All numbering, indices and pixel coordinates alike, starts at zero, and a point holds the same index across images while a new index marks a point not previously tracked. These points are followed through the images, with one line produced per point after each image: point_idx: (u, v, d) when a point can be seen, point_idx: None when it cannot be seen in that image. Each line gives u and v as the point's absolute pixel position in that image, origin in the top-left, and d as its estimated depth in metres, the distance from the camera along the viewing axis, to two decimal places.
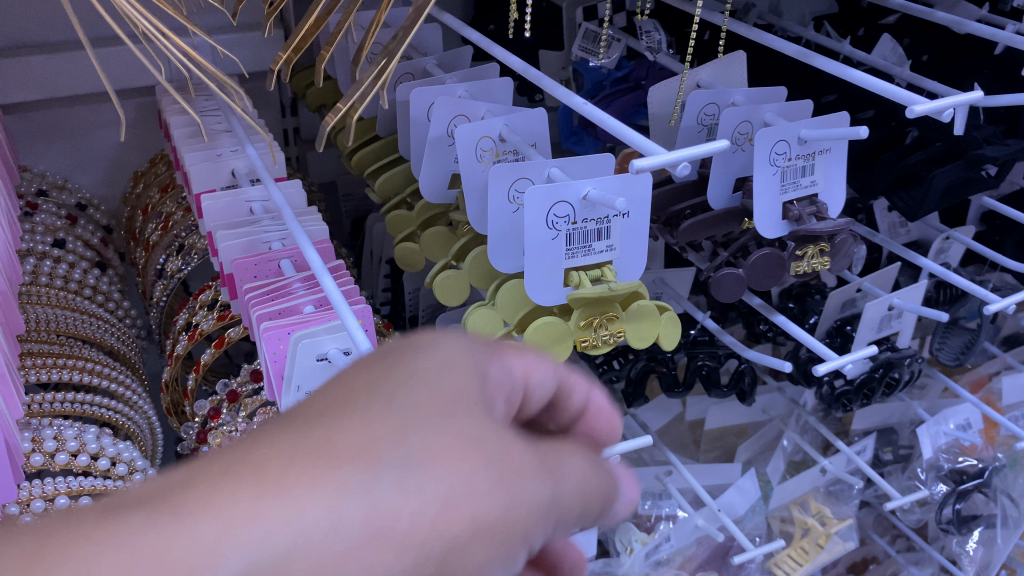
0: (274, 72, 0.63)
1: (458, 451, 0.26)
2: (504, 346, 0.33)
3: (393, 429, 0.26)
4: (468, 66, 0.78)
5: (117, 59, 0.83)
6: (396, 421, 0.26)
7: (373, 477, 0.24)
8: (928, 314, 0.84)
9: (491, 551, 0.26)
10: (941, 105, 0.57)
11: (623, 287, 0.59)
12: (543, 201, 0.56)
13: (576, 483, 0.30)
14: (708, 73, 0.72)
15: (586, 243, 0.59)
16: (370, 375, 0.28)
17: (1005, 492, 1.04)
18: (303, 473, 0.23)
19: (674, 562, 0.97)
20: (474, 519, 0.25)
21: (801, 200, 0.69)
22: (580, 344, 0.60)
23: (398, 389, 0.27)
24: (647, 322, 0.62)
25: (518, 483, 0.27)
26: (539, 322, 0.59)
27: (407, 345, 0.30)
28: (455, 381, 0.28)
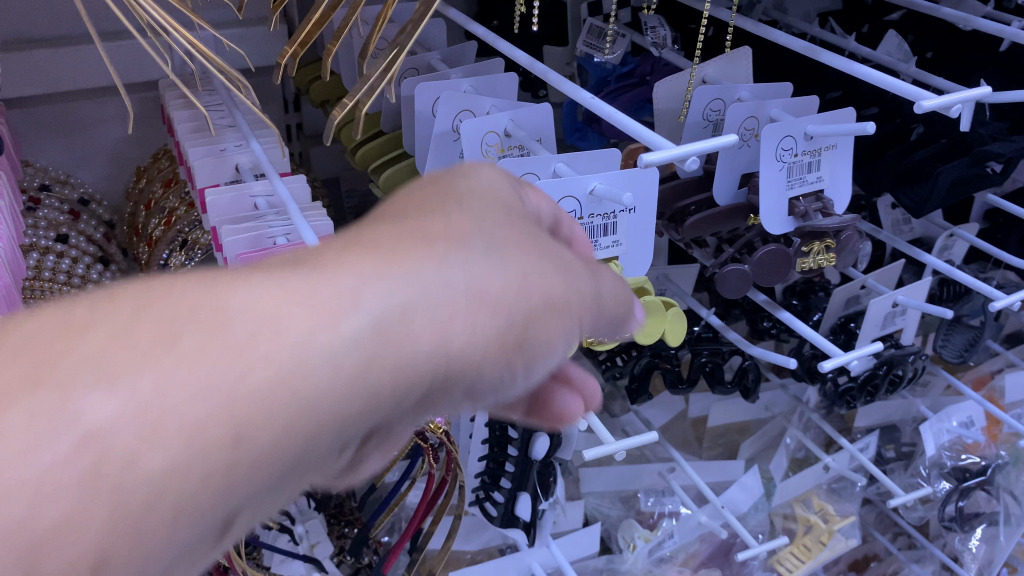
0: (281, 67, 0.63)
1: (522, 241, 0.34)
2: (527, 185, 0.42)
3: (472, 223, 0.34)
4: (473, 61, 0.78)
5: (121, 52, 0.83)
6: (470, 217, 0.34)
7: (464, 251, 0.32)
8: (932, 310, 0.84)
9: (560, 321, 0.35)
10: (949, 101, 0.56)
11: None
12: (549, 196, 0.56)
13: (613, 290, 0.38)
14: (713, 68, 0.72)
15: (592, 239, 0.59)
16: (436, 198, 0.36)
17: (1008, 490, 1.04)
18: (415, 249, 0.31)
19: (678, 558, 0.97)
20: (540, 291, 0.33)
21: (806, 197, 0.69)
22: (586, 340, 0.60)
23: (462, 199, 0.36)
24: (654, 317, 0.62)
25: (571, 273, 0.35)
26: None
27: (460, 176, 0.38)
28: (504, 200, 0.37)
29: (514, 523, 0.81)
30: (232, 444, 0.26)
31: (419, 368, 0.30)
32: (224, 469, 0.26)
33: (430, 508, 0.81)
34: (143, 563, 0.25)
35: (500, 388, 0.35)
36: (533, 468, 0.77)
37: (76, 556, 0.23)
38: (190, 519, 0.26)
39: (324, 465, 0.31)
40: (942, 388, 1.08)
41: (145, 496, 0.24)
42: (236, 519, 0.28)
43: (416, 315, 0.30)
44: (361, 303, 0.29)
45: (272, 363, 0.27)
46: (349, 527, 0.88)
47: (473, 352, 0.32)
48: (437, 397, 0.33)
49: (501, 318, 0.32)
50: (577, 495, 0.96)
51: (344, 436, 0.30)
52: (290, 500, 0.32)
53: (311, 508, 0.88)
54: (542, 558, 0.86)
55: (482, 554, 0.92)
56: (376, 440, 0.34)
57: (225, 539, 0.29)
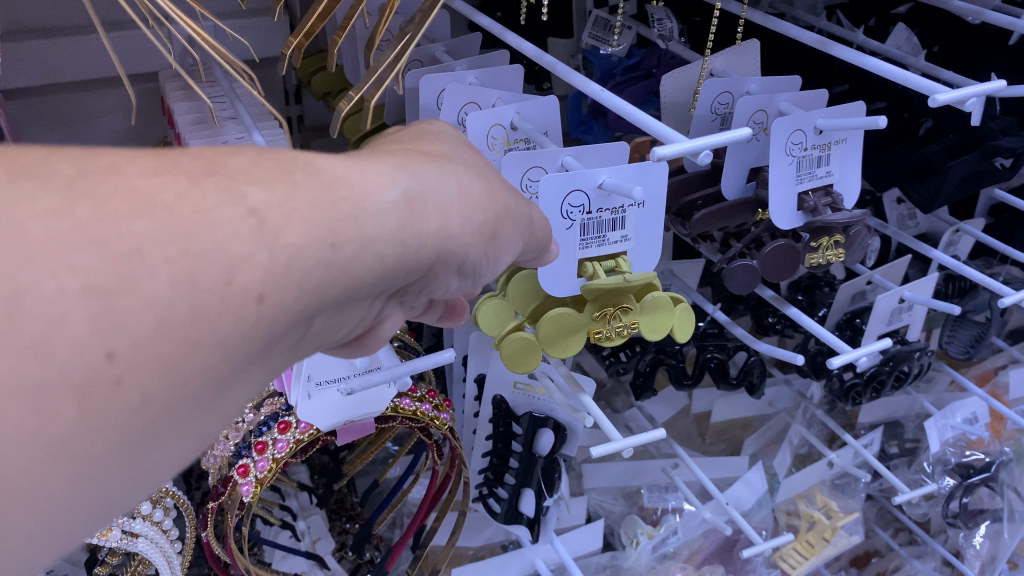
0: (285, 58, 0.62)
1: (481, 166, 0.42)
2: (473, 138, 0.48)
3: (445, 149, 0.41)
4: (477, 53, 0.77)
5: (124, 43, 0.82)
6: (441, 146, 0.41)
7: (450, 163, 0.39)
8: (939, 306, 0.83)
9: (513, 229, 0.42)
10: (964, 94, 0.56)
11: (637, 279, 0.57)
12: (556, 190, 0.55)
13: (540, 217, 0.46)
14: (721, 61, 0.71)
15: (600, 233, 0.58)
16: (415, 135, 0.43)
17: (1012, 486, 1.04)
18: (417, 157, 0.38)
19: (681, 555, 0.96)
20: (501, 199, 0.41)
21: (816, 191, 0.68)
22: (593, 335, 0.60)
23: (428, 137, 0.42)
24: (663, 312, 0.61)
25: (515, 194, 0.43)
26: (551, 317, 0.58)
27: (425, 125, 0.44)
28: (461, 141, 0.44)
29: (517, 519, 0.80)
30: (332, 247, 0.30)
31: (434, 239, 0.36)
32: (325, 263, 0.30)
33: (433, 504, 0.81)
34: (281, 316, 0.29)
35: (482, 270, 0.41)
36: (538, 463, 0.77)
37: (247, 284, 0.27)
38: (310, 295, 0.30)
39: (357, 310, 0.35)
40: (946, 384, 1.07)
41: (284, 261, 0.29)
42: (311, 327, 0.32)
43: (429, 200, 0.36)
44: (395, 181, 0.34)
45: (348, 187, 0.32)
46: (350, 523, 0.87)
47: (466, 233, 0.38)
48: (440, 270, 0.38)
49: (479, 213, 0.39)
50: (580, 491, 0.96)
51: (380, 288, 0.35)
52: (329, 339, 0.36)
53: (312, 504, 0.87)
54: (546, 555, 0.87)
55: (484, 551, 0.91)
56: (387, 300, 0.39)
57: (294, 353, 0.33)
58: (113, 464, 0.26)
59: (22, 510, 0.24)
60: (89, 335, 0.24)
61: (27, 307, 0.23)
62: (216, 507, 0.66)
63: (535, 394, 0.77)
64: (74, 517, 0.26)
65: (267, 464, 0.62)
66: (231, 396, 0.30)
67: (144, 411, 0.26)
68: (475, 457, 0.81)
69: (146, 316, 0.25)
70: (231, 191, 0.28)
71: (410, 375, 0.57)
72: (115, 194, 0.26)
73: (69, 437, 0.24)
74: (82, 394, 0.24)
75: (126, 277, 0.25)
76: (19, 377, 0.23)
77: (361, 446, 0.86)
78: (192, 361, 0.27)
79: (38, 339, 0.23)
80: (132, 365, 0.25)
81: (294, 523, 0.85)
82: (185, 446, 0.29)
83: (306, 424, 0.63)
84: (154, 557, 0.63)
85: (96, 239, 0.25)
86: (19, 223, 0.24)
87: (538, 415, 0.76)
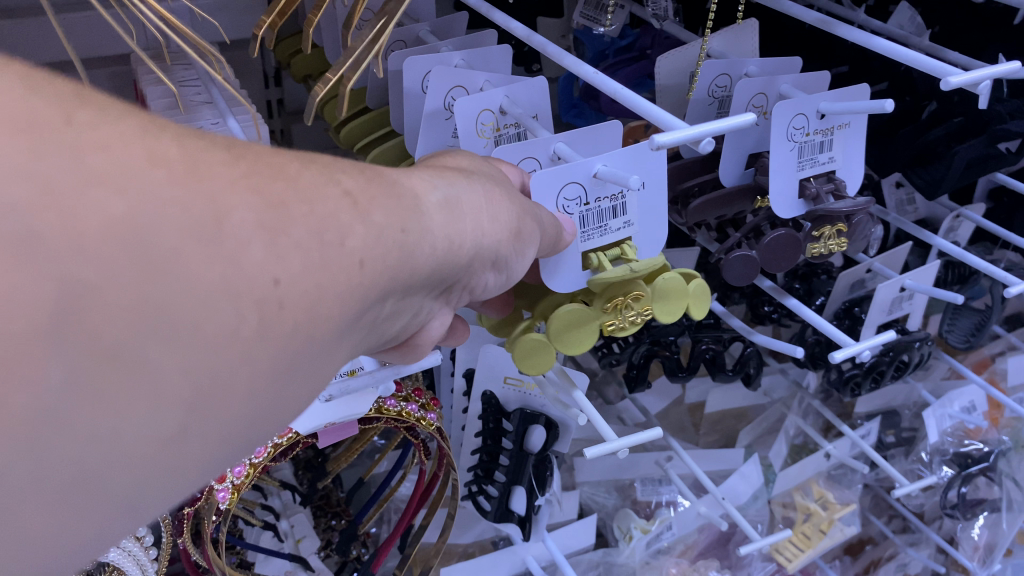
0: (257, 39, 0.57)
1: (496, 175, 0.46)
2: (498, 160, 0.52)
3: (470, 162, 0.46)
4: (464, 33, 0.73)
5: (83, 24, 0.76)
6: (465, 160, 0.46)
7: (473, 178, 0.43)
8: (940, 295, 0.80)
9: (535, 227, 0.46)
10: (977, 77, 0.53)
11: (644, 268, 0.54)
12: (551, 183, 0.52)
13: (552, 221, 0.49)
14: (719, 42, 0.68)
15: (601, 223, 0.55)
16: (442, 153, 0.47)
17: (1010, 475, 1.02)
18: (449, 172, 0.42)
19: (676, 550, 0.94)
20: (518, 202, 0.44)
21: (818, 177, 0.66)
22: (606, 327, 0.57)
23: (452, 155, 0.47)
24: (675, 294, 0.58)
25: (531, 204, 0.46)
26: (563, 317, 0.55)
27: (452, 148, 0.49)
28: (480, 157, 0.48)
29: (509, 517, 0.78)
30: (403, 234, 0.35)
31: (470, 238, 0.40)
32: (398, 249, 0.35)
33: (423, 501, 0.78)
34: (373, 284, 0.34)
35: (513, 266, 0.45)
36: (528, 461, 0.74)
37: (353, 249, 0.33)
38: (390, 273, 0.35)
39: (412, 303, 0.40)
40: (944, 372, 1.05)
41: (362, 235, 0.33)
42: (385, 306, 0.37)
43: (461, 203, 0.40)
44: (434, 186, 0.39)
45: (398, 186, 0.37)
46: (336, 520, 0.84)
47: (497, 232, 0.42)
48: (477, 267, 0.42)
49: (505, 214, 0.43)
50: (572, 484, 0.93)
51: (436, 277, 0.39)
52: (386, 333, 0.40)
53: (295, 502, 0.85)
54: (538, 552, 0.83)
55: (474, 548, 0.88)
56: (435, 301, 0.43)
57: (368, 336, 0.38)
58: (271, 380, 0.31)
59: (219, 400, 0.29)
60: (267, 257, 0.29)
61: (225, 230, 0.28)
62: (191, 513, 0.64)
63: (527, 390, 0.74)
64: (242, 427, 0.31)
65: (244, 470, 0.60)
66: (341, 351, 0.35)
67: (295, 339, 0.31)
68: (464, 455, 0.78)
69: (297, 254, 0.30)
70: (329, 177, 0.34)
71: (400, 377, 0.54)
72: (261, 161, 0.31)
73: (251, 344, 0.29)
74: (262, 306, 0.29)
75: (279, 221, 0.30)
76: (226, 285, 0.28)
77: (346, 443, 0.84)
78: (325, 306, 0.32)
79: (233, 255, 0.28)
80: (291, 290, 0.30)
81: (277, 522, 0.83)
82: (308, 390, 0.34)
83: (284, 429, 0.60)
84: (131, 569, 0.60)
85: (253, 188, 0.30)
86: (210, 167, 0.29)
87: (530, 410, 0.73)
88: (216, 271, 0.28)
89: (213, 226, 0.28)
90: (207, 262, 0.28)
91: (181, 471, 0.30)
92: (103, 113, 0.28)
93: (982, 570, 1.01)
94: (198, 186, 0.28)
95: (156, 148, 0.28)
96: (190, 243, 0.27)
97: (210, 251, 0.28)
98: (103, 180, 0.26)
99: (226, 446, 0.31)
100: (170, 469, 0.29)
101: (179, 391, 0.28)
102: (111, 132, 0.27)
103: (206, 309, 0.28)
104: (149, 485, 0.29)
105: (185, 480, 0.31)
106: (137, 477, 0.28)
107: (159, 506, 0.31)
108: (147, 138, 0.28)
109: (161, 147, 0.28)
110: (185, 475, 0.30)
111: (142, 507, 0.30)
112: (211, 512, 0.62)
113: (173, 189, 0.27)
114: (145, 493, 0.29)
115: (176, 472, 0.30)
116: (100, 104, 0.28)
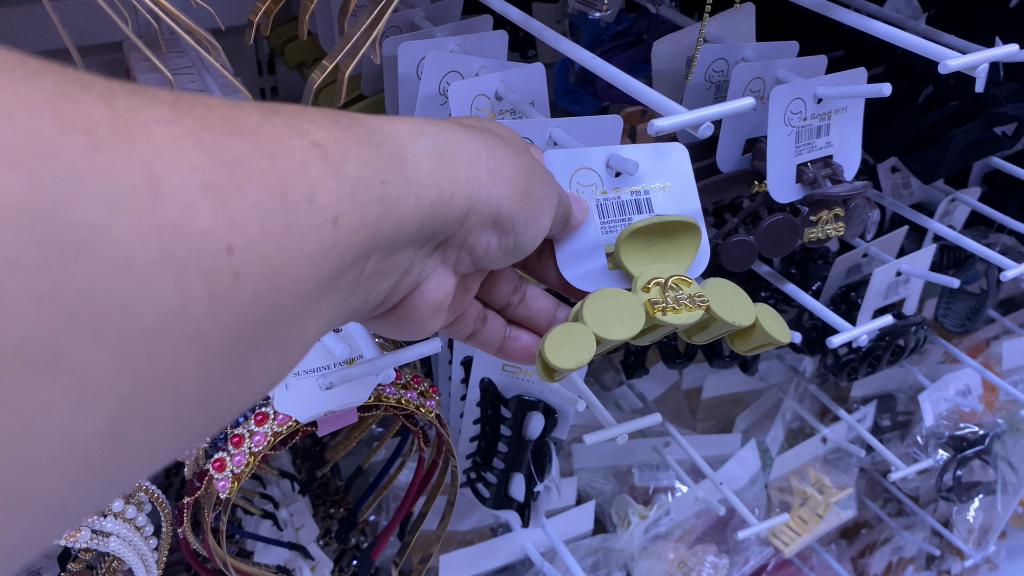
0: (253, 26, 0.57)
1: (508, 134, 0.48)
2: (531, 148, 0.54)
3: (479, 122, 0.48)
4: (458, 18, 0.72)
5: (71, 12, 0.75)
6: (477, 121, 0.48)
7: (470, 132, 0.44)
8: (936, 280, 0.80)
9: (546, 184, 0.47)
10: (975, 60, 0.53)
11: (676, 222, 0.51)
12: (562, 166, 0.54)
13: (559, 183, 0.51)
14: (715, 26, 0.67)
15: (624, 218, 0.55)
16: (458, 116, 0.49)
17: (1004, 458, 1.03)
18: (446, 124, 0.43)
19: (673, 534, 0.95)
20: (527, 159, 0.46)
21: (816, 162, 0.65)
22: (652, 303, 0.48)
23: (466, 117, 0.49)
24: (736, 299, 0.50)
25: (540, 163, 0.48)
26: (595, 294, 0.47)
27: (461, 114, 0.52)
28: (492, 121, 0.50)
29: (508, 504, 0.78)
30: (383, 184, 0.37)
31: (463, 187, 0.42)
32: (369, 213, 0.36)
33: (422, 488, 0.78)
34: (342, 248, 0.35)
35: (520, 229, 0.48)
36: (528, 448, 0.74)
37: (324, 207, 0.34)
38: (360, 234, 0.36)
39: (399, 260, 0.43)
40: (939, 356, 1.06)
41: (329, 206, 0.34)
42: (354, 271, 0.38)
43: (446, 171, 0.41)
44: (422, 133, 0.41)
45: (380, 148, 0.38)
46: (334, 508, 0.85)
47: (497, 188, 0.44)
48: (474, 224, 0.46)
49: (508, 170, 0.45)
50: (570, 471, 0.94)
51: (423, 230, 0.41)
52: (376, 293, 0.44)
53: (294, 491, 0.85)
54: (537, 538, 0.84)
55: (474, 534, 0.88)
56: (431, 253, 0.48)
57: (352, 294, 0.40)
58: (227, 351, 0.32)
59: (161, 375, 0.30)
60: (214, 226, 0.30)
61: (163, 196, 0.29)
62: (191, 502, 0.63)
63: (524, 376, 0.75)
64: (194, 402, 0.32)
65: (244, 458, 0.60)
66: (312, 313, 0.37)
67: (253, 307, 0.32)
68: (461, 441, 0.79)
69: (253, 219, 0.31)
70: (296, 128, 0.35)
71: (391, 367, 0.54)
72: (210, 116, 0.33)
73: (200, 319, 0.30)
74: (210, 278, 0.30)
75: (234, 183, 0.31)
76: (164, 256, 0.29)
77: (345, 432, 0.83)
78: (288, 271, 0.33)
79: (175, 222, 0.29)
80: (245, 257, 0.31)
81: (276, 511, 0.82)
82: (271, 353, 0.35)
83: (284, 416, 0.61)
84: (129, 557, 0.60)
85: (202, 147, 0.31)
86: (144, 126, 0.30)
87: (528, 398, 0.74)
88: (152, 243, 0.29)
89: (149, 196, 0.29)
90: (142, 234, 0.28)
91: (130, 447, 0.31)
92: (42, 86, 0.29)
93: (977, 552, 1.01)
94: (130, 155, 0.29)
95: (92, 120, 0.29)
96: (119, 219, 0.28)
97: (146, 223, 0.29)
98: (35, 154, 0.27)
99: (180, 418, 0.32)
100: (116, 448, 0.31)
101: (117, 373, 0.29)
102: (18, 99, 0.28)
103: (142, 286, 0.28)
104: (96, 460, 0.30)
105: (139, 452, 0.32)
106: (85, 452, 0.29)
107: (121, 477, 0.32)
108: (65, 104, 0.29)
109: (89, 113, 0.29)
110: (139, 446, 0.32)
111: (91, 485, 0.31)
112: (211, 502, 0.62)
113: (95, 158, 0.28)
114: (91, 471, 0.30)
115: (127, 442, 0.31)
116: (36, 88, 0.28)
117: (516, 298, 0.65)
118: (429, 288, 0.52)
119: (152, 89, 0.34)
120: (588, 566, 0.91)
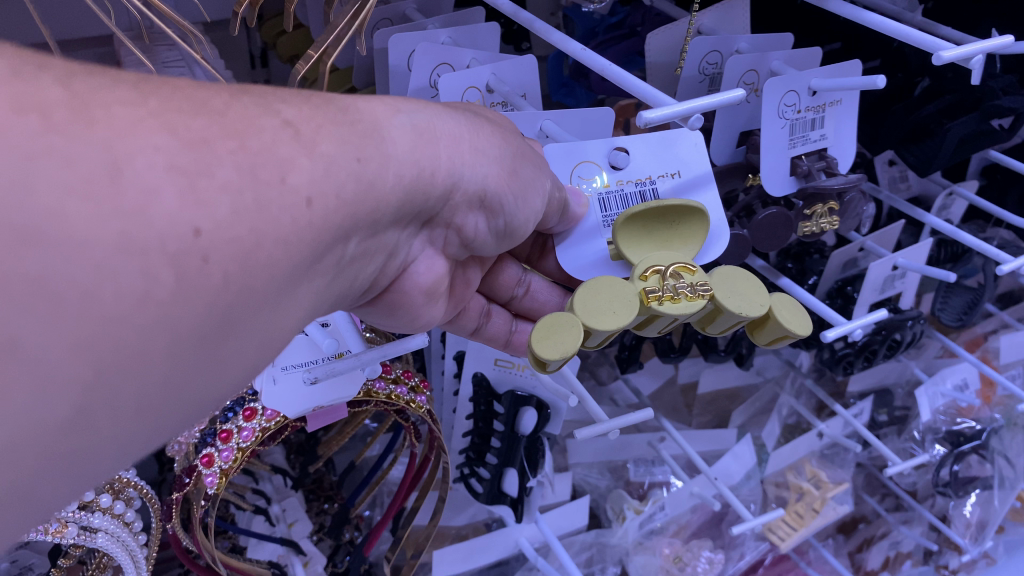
0: (238, 18, 0.56)
1: (496, 117, 0.48)
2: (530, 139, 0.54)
3: (467, 105, 0.48)
4: (451, 10, 0.72)
5: (57, 6, 0.74)
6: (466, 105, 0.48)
7: (451, 113, 0.43)
8: (931, 273, 0.79)
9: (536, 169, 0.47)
10: (970, 51, 0.52)
11: (677, 205, 0.50)
12: (560, 160, 0.54)
13: None
14: (709, 18, 0.67)
15: None
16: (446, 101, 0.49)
17: (1001, 453, 1.02)
18: (428, 104, 0.43)
19: (669, 530, 0.95)
20: (515, 140, 0.46)
21: (810, 155, 0.65)
22: (649, 296, 0.47)
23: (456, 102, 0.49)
24: (741, 286, 0.49)
25: (529, 147, 0.48)
26: (588, 284, 0.47)
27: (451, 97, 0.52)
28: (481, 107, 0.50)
29: (500, 499, 0.78)
30: (359, 163, 0.37)
31: (445, 164, 0.42)
32: (342, 196, 0.36)
33: (415, 484, 0.77)
34: (316, 231, 0.35)
35: (508, 211, 0.47)
36: (520, 443, 0.74)
37: (297, 187, 0.34)
38: (334, 217, 0.36)
39: (383, 241, 0.43)
40: (937, 350, 1.05)
41: (301, 188, 0.34)
42: (329, 257, 0.37)
43: (425, 154, 0.40)
44: (401, 112, 0.40)
45: (358, 130, 0.37)
46: (328, 503, 0.84)
47: (481, 167, 0.44)
48: (459, 202, 0.45)
49: (495, 151, 0.45)
50: (565, 466, 0.94)
51: (404, 209, 0.41)
52: (362, 277, 0.44)
53: (286, 486, 0.85)
54: (530, 533, 0.83)
55: (468, 529, 0.88)
56: (418, 232, 0.48)
57: (335, 278, 0.40)
58: (197, 338, 0.32)
59: (126, 364, 0.29)
60: (179, 207, 0.30)
61: (125, 178, 0.29)
62: (179, 498, 0.62)
63: (517, 371, 0.74)
64: (163, 391, 0.32)
65: (232, 453, 0.59)
66: (288, 300, 0.36)
67: (224, 292, 0.32)
68: (454, 437, 0.78)
69: (221, 201, 0.31)
70: (268, 107, 0.35)
71: (377, 360, 0.54)
72: (176, 98, 0.32)
73: (166, 305, 0.30)
74: (177, 262, 0.30)
75: (201, 164, 0.31)
76: (127, 239, 0.28)
77: (338, 427, 0.83)
78: (261, 253, 0.33)
79: (137, 205, 0.29)
80: (213, 241, 0.31)
81: (269, 507, 0.82)
82: (245, 339, 0.35)
83: (272, 411, 0.60)
84: (117, 554, 0.59)
85: (167, 127, 0.31)
86: (107, 108, 0.30)
87: (521, 393, 0.73)
88: (112, 226, 0.28)
89: (110, 178, 0.28)
90: (103, 217, 0.28)
91: (97, 438, 0.31)
92: None
93: (974, 547, 1.01)
94: (90, 137, 0.29)
95: (51, 102, 0.29)
96: (77, 201, 0.28)
97: (105, 206, 0.28)
98: None
99: (148, 409, 0.32)
100: (80, 440, 0.30)
101: (79, 362, 0.28)
102: None
103: (102, 271, 0.28)
104: (62, 450, 0.30)
105: (108, 443, 0.31)
106: (48, 443, 0.29)
107: (89, 470, 0.32)
108: (24, 88, 0.28)
109: (50, 96, 0.29)
110: (106, 437, 0.31)
111: (55, 478, 0.30)
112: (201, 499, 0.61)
113: (53, 141, 0.28)
114: (53, 464, 0.30)
115: (93, 435, 0.30)
116: None
117: (520, 290, 0.64)
118: (418, 268, 0.51)
119: (119, 71, 0.33)
120: (582, 562, 0.91)
